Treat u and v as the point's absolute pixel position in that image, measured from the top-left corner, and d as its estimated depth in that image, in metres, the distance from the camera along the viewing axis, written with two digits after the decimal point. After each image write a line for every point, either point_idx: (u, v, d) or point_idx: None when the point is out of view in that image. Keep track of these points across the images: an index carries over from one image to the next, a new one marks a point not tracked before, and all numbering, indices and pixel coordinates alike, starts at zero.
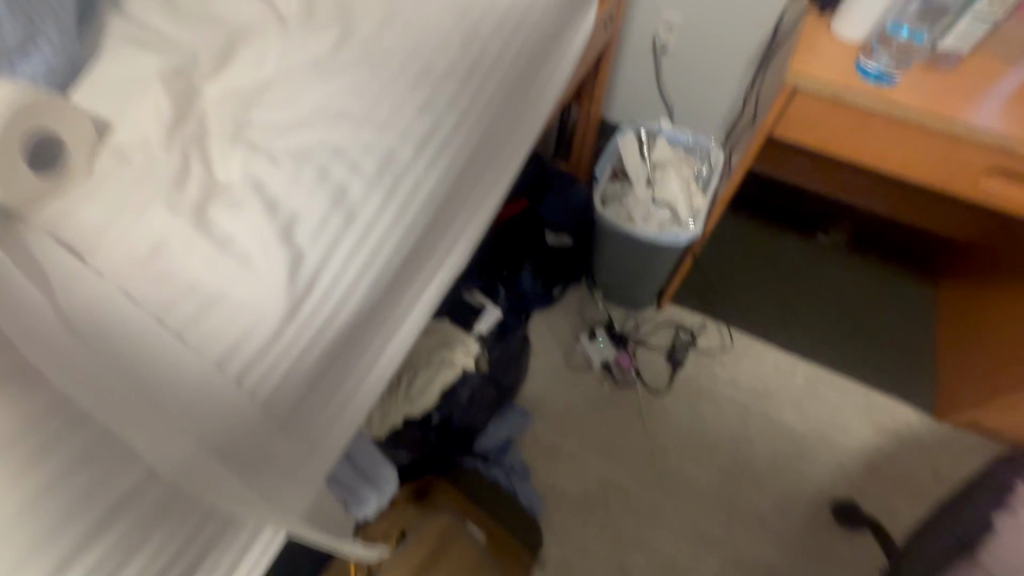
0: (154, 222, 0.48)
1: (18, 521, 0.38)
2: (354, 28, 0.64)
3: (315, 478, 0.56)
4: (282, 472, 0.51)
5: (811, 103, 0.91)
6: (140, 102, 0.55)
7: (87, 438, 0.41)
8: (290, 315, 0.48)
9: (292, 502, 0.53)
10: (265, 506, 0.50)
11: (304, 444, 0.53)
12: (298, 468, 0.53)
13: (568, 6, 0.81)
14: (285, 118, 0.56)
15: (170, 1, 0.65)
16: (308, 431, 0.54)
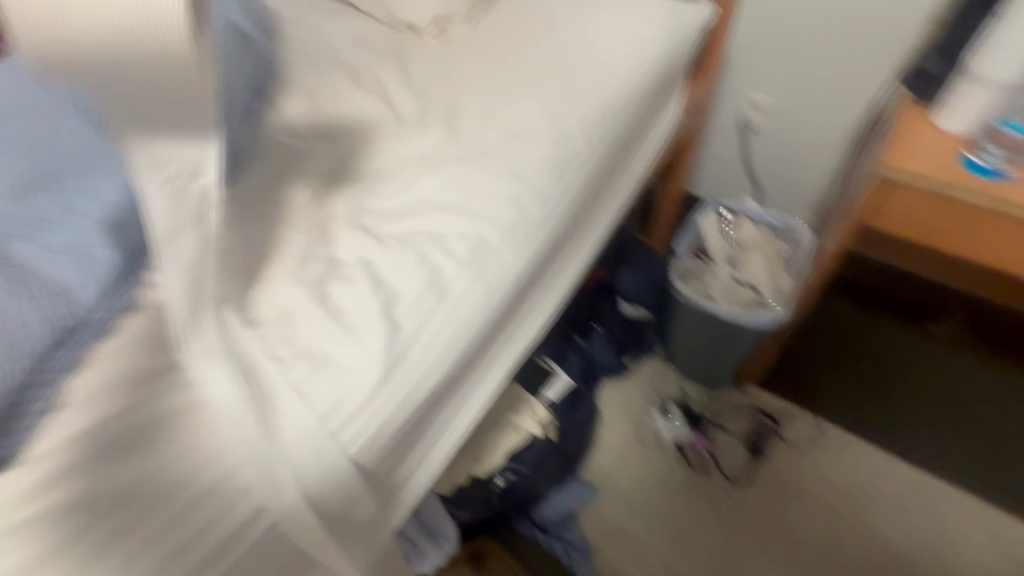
0: (285, 294, 0.57)
1: (162, 541, 0.50)
2: (459, 129, 0.74)
3: (385, 532, 0.61)
4: (358, 525, 0.55)
5: (909, 196, 0.87)
6: (282, 189, 0.66)
7: (218, 478, 0.54)
8: (383, 382, 0.54)
9: (364, 553, 0.58)
10: (342, 554, 0.55)
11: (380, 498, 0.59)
12: (372, 521, 0.57)
13: (646, 109, 0.89)
14: (396, 206, 0.65)
15: (313, 103, 0.79)
16: (386, 486, 0.60)
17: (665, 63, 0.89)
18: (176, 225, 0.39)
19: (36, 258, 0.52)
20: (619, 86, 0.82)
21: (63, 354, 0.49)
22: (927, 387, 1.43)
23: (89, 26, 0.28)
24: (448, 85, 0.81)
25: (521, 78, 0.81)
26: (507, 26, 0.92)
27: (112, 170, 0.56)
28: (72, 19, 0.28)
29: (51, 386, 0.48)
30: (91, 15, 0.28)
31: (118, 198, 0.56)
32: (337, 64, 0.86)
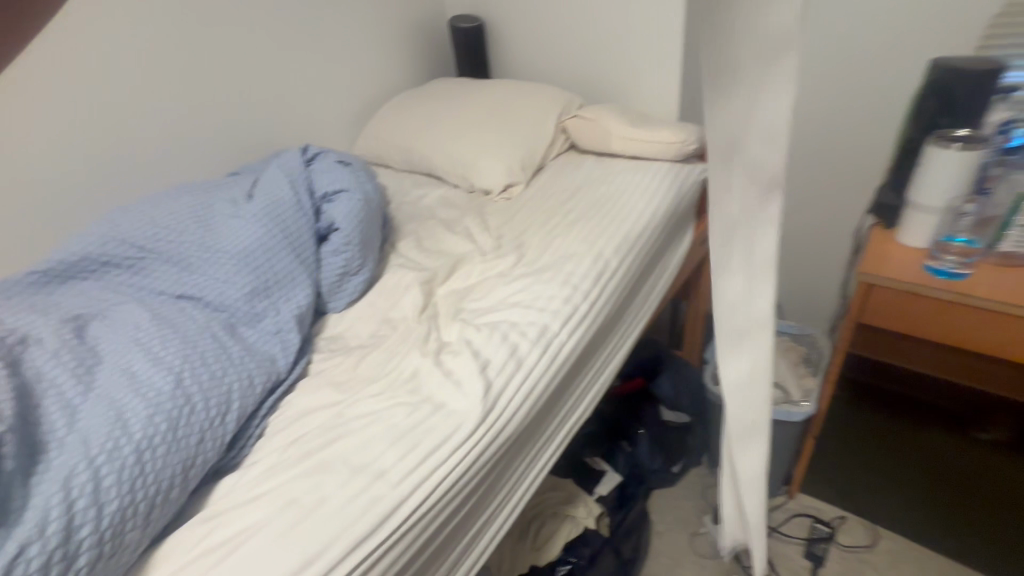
0: (410, 361, 0.79)
1: (319, 531, 0.57)
2: (526, 254, 1.02)
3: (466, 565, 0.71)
4: (445, 546, 0.67)
5: (889, 297, 1.07)
6: (405, 298, 0.93)
7: (366, 487, 0.61)
8: (482, 420, 0.71)
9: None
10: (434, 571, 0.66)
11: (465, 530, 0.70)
12: (457, 545, 0.69)
13: (665, 240, 1.19)
14: (485, 304, 0.91)
15: (419, 245, 1.11)
16: (471, 519, 0.71)
17: (672, 205, 1.18)
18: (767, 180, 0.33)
19: (256, 338, 0.78)
20: (642, 217, 1.11)
21: (271, 400, 0.73)
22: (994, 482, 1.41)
23: None
24: (516, 227, 1.14)
25: (566, 220, 1.12)
26: (553, 188, 1.28)
27: (305, 287, 0.86)
28: None
29: (263, 420, 0.71)
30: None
31: (305, 305, 0.85)
32: (434, 220, 1.22)
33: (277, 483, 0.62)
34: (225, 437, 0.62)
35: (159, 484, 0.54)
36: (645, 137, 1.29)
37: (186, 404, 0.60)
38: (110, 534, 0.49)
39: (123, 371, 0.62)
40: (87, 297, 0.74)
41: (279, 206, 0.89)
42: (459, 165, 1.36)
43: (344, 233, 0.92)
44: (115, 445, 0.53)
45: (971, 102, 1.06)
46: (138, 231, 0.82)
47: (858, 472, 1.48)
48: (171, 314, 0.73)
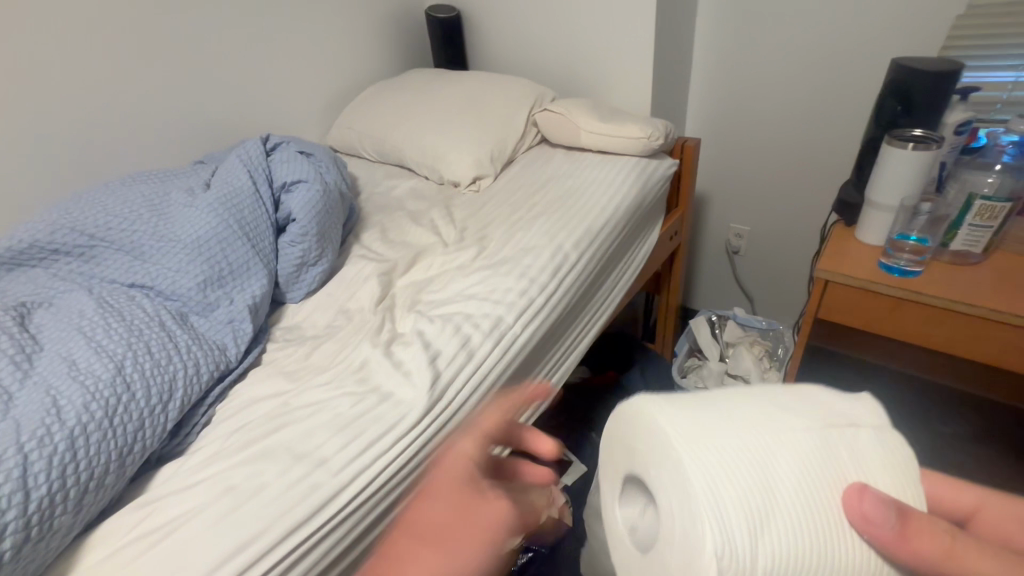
0: (361, 351, 0.79)
1: (254, 519, 0.57)
2: (487, 247, 1.03)
3: None
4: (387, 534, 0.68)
5: (843, 293, 1.10)
6: (363, 289, 0.94)
7: (302, 472, 0.62)
8: (427, 411, 0.71)
9: None
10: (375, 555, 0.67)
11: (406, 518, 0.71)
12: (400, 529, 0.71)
13: (630, 234, 1.20)
14: (443, 296, 0.92)
15: (384, 237, 1.11)
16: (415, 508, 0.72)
17: (638, 200, 1.18)
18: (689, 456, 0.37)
19: (207, 328, 0.79)
20: (606, 209, 1.12)
21: (218, 389, 0.73)
22: (986, 479, 1.30)
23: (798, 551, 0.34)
24: (481, 220, 1.15)
25: (530, 214, 1.12)
26: (522, 183, 1.28)
27: (259, 278, 0.86)
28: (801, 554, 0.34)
29: (209, 408, 0.71)
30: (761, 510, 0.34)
31: (259, 295, 0.85)
32: (401, 212, 1.23)
33: (218, 469, 0.63)
34: (166, 425, 0.63)
35: (92, 470, 0.54)
36: (613, 131, 1.28)
37: (126, 392, 0.61)
38: (38, 518, 0.49)
39: (64, 359, 0.62)
40: (35, 286, 0.74)
41: (235, 195, 0.89)
42: (429, 156, 1.36)
43: (301, 222, 0.92)
44: (46, 432, 0.53)
45: (928, 100, 1.07)
46: (91, 218, 0.82)
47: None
48: (119, 303, 0.73)
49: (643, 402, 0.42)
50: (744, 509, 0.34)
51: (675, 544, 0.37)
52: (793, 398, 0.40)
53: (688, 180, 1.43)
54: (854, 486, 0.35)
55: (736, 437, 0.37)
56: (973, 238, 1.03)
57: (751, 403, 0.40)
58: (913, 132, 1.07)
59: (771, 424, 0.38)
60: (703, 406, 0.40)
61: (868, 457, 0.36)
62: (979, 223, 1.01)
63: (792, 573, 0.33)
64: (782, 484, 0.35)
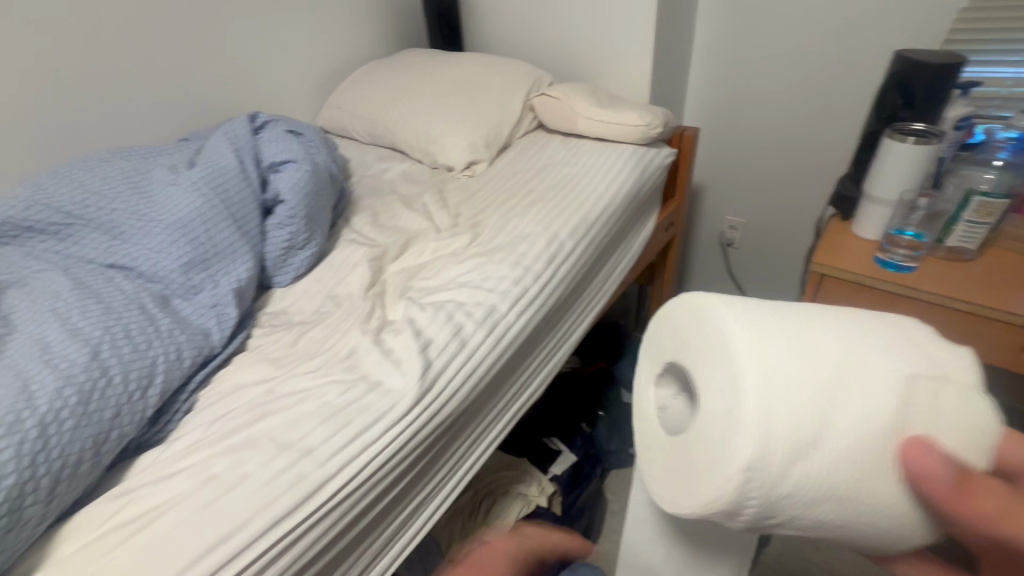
0: (350, 338, 0.77)
1: (237, 510, 0.56)
2: (480, 234, 1.01)
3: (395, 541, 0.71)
4: (373, 524, 0.67)
5: (838, 287, 1.09)
6: (353, 274, 0.91)
7: (287, 462, 0.61)
8: (417, 400, 0.70)
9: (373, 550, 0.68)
10: (363, 544, 0.66)
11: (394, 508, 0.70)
12: (388, 519, 0.69)
13: (626, 224, 1.19)
14: (434, 283, 0.90)
15: (374, 221, 1.09)
16: (403, 498, 0.71)
17: (635, 189, 1.16)
18: (765, 366, 0.38)
19: (190, 312, 0.76)
20: (602, 197, 1.10)
21: (201, 374, 0.71)
22: None
23: (834, 477, 0.37)
24: (475, 205, 1.12)
25: (526, 201, 1.10)
26: (516, 168, 1.25)
27: (245, 260, 0.84)
28: (833, 483, 0.37)
29: (191, 395, 0.69)
30: (811, 440, 0.37)
31: (245, 278, 0.83)
32: (393, 195, 1.20)
33: (200, 458, 0.61)
34: (145, 412, 0.61)
35: (66, 459, 0.52)
36: (612, 118, 1.25)
37: (102, 377, 0.58)
38: (6, 508, 0.47)
39: (37, 342, 0.59)
40: (7, 265, 0.71)
41: (220, 174, 0.86)
42: (422, 139, 1.33)
43: (289, 204, 0.89)
44: (15, 419, 0.51)
45: (930, 94, 1.06)
46: (67, 195, 0.79)
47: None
48: (96, 284, 0.70)
49: (739, 299, 0.45)
50: (792, 427, 0.37)
51: (713, 438, 0.41)
52: (896, 335, 0.41)
53: (685, 170, 1.41)
54: (913, 437, 0.37)
55: (822, 349, 0.39)
56: (970, 235, 1.02)
57: (850, 327, 0.41)
58: (913, 126, 1.06)
59: (865, 348, 0.39)
60: (795, 316, 0.42)
61: (948, 405, 0.38)
62: (976, 220, 1.00)
63: (820, 484, 0.38)
64: (841, 415, 0.37)
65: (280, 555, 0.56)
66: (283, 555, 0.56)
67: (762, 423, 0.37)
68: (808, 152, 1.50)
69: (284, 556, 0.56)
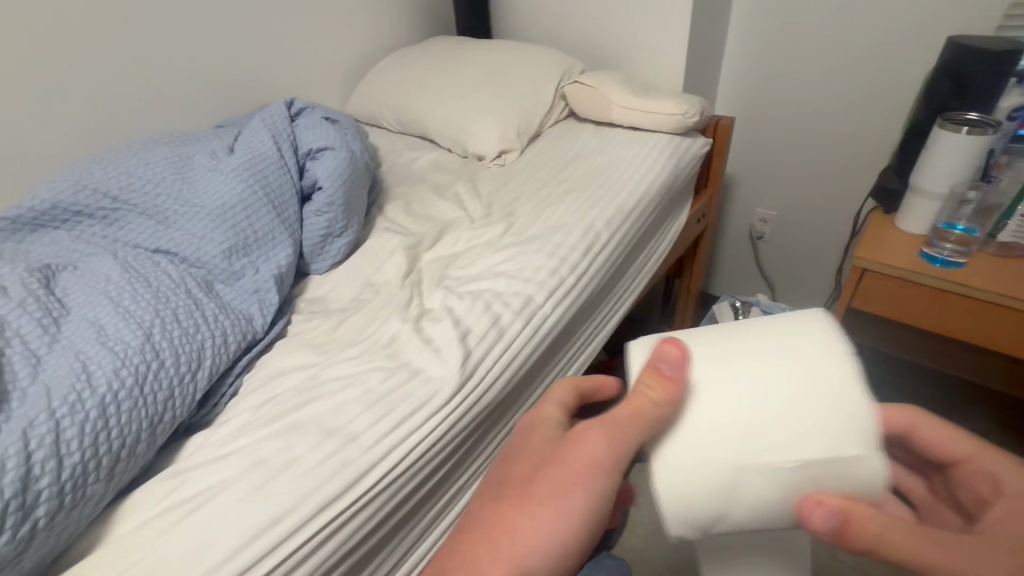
0: (391, 325, 0.77)
1: (288, 493, 0.56)
2: (515, 223, 1.00)
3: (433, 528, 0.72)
4: (413, 511, 0.67)
5: (881, 282, 1.06)
6: (390, 262, 0.92)
7: (335, 446, 0.61)
8: (458, 388, 0.70)
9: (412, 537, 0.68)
10: (404, 531, 0.67)
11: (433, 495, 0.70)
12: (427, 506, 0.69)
13: (660, 215, 1.17)
14: (470, 272, 0.89)
15: (408, 209, 1.09)
16: (443, 485, 0.71)
17: (670, 179, 1.14)
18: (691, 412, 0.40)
19: (233, 297, 0.77)
20: (638, 187, 1.08)
21: (245, 359, 0.72)
22: None
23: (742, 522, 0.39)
24: (508, 194, 1.11)
25: (560, 190, 1.09)
26: (548, 158, 1.24)
27: (284, 247, 0.84)
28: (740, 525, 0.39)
29: (236, 379, 0.70)
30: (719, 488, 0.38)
31: (285, 265, 0.83)
32: (424, 184, 1.19)
33: (249, 441, 0.61)
34: (195, 394, 0.61)
35: (124, 440, 0.53)
36: (647, 106, 1.23)
37: (155, 360, 0.59)
38: (71, 486, 0.48)
39: (92, 324, 0.60)
40: (58, 248, 0.72)
41: (260, 160, 0.86)
42: (453, 128, 1.32)
43: (327, 191, 0.89)
44: (77, 399, 0.52)
45: (985, 82, 1.02)
46: (114, 179, 0.80)
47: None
48: (144, 268, 0.71)
49: (677, 333, 0.46)
50: (707, 479, 0.38)
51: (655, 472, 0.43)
52: (802, 363, 0.40)
53: (720, 160, 1.38)
54: (816, 496, 0.37)
55: (711, 387, 0.40)
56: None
57: (745, 354, 0.41)
58: (966, 117, 1.02)
59: (747, 377, 0.40)
60: (711, 346, 0.43)
61: (845, 441, 0.36)
62: None
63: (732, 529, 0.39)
64: (756, 468, 0.37)
65: (329, 538, 0.56)
66: (332, 538, 0.57)
67: (677, 470, 0.38)
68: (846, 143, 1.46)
69: (333, 539, 0.57)
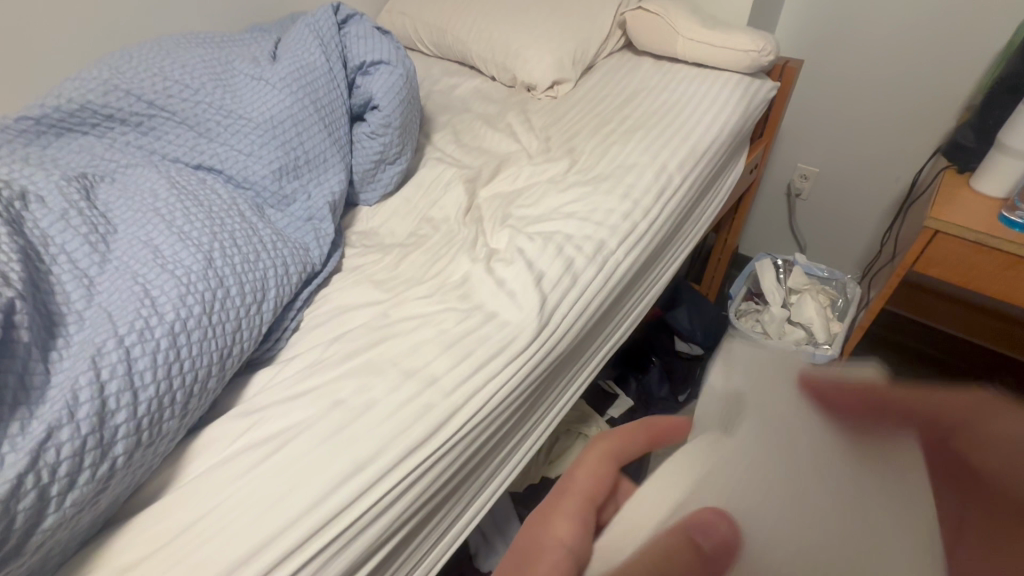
0: (460, 266, 0.71)
1: (372, 437, 0.52)
2: (579, 161, 0.92)
3: (494, 474, 0.68)
4: (483, 457, 0.63)
5: (953, 246, 1.01)
6: (447, 198, 0.84)
7: (413, 392, 0.56)
8: (537, 334, 0.65)
9: (478, 484, 0.65)
10: (474, 478, 0.63)
11: (500, 442, 0.66)
12: (494, 453, 0.65)
13: (724, 163, 1.09)
14: (536, 212, 0.82)
15: (457, 140, 1.00)
16: (511, 432, 0.68)
17: (740, 124, 1.06)
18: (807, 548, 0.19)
19: (285, 223, 0.69)
20: (708, 130, 1.00)
21: (305, 293, 0.66)
22: None
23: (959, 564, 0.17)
24: (565, 129, 1.02)
25: (624, 127, 1.00)
26: (606, 91, 1.14)
27: (337, 172, 0.76)
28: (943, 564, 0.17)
29: (298, 313, 0.65)
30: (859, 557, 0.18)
31: (338, 192, 0.75)
32: (472, 114, 1.09)
33: (321, 382, 0.56)
34: (261, 328, 0.56)
35: (197, 373, 0.47)
36: (718, 41, 1.12)
37: (220, 288, 0.53)
38: (148, 422, 0.43)
39: (145, 244, 0.53)
40: (91, 157, 0.64)
41: (309, 71, 0.76)
42: (500, 52, 1.20)
43: (382, 111, 0.80)
44: (146, 326, 0.46)
45: None
46: (147, 82, 0.69)
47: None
48: (191, 185, 0.63)
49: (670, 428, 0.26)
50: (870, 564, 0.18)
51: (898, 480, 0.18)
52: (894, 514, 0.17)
53: (781, 106, 1.28)
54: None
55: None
56: None
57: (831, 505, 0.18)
58: None
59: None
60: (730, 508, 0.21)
61: None
62: None
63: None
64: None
65: (412, 487, 0.52)
66: (414, 486, 0.52)
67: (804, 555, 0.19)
68: (912, 96, 1.36)
69: (419, 487, 0.53)
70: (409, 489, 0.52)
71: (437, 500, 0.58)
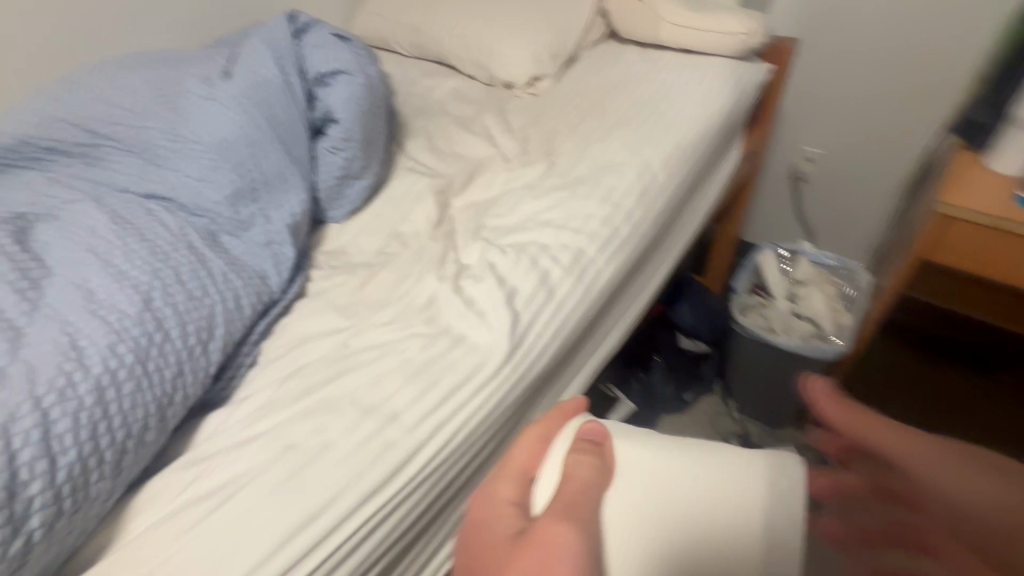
0: (427, 285, 0.67)
1: (325, 483, 0.49)
2: (557, 163, 0.87)
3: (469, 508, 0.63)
4: (453, 493, 0.59)
5: (967, 232, 0.94)
6: (417, 211, 0.80)
7: (372, 430, 0.53)
8: (508, 358, 0.61)
9: (451, 519, 0.61)
10: (446, 514, 0.59)
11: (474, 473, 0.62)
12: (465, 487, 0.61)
13: (715, 154, 1.03)
14: (510, 222, 0.78)
15: (431, 147, 0.95)
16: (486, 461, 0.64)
17: (730, 113, 1.00)
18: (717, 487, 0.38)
19: (242, 250, 0.66)
20: (696, 122, 0.94)
21: (263, 324, 0.63)
22: None
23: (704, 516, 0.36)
24: (544, 129, 0.97)
25: (605, 123, 0.94)
26: (588, 85, 1.08)
27: (297, 191, 0.72)
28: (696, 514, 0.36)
29: (255, 347, 0.61)
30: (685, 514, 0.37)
31: (300, 212, 0.71)
32: (447, 117, 1.05)
33: (274, 424, 0.53)
34: (208, 369, 0.52)
35: (130, 428, 0.45)
36: (705, 25, 1.05)
37: (159, 332, 0.50)
38: (70, 488, 0.40)
39: (78, 287, 0.50)
40: (32, 194, 0.61)
41: (262, 86, 0.72)
42: (476, 49, 1.15)
43: (342, 124, 0.76)
44: (69, 384, 0.43)
45: None
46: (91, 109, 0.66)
47: (892, 391, 1.28)
48: (135, 217, 0.60)
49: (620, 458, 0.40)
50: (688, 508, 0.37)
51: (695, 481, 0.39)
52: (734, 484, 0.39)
53: (778, 88, 1.21)
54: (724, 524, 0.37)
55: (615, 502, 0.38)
56: None
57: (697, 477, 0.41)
58: None
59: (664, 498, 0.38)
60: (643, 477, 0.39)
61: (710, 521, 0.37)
62: None
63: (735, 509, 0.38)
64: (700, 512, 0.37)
65: (370, 533, 0.49)
66: (373, 533, 0.49)
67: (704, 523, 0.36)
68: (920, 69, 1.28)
69: (378, 533, 0.49)
70: (368, 535, 0.49)
71: (403, 542, 0.54)
